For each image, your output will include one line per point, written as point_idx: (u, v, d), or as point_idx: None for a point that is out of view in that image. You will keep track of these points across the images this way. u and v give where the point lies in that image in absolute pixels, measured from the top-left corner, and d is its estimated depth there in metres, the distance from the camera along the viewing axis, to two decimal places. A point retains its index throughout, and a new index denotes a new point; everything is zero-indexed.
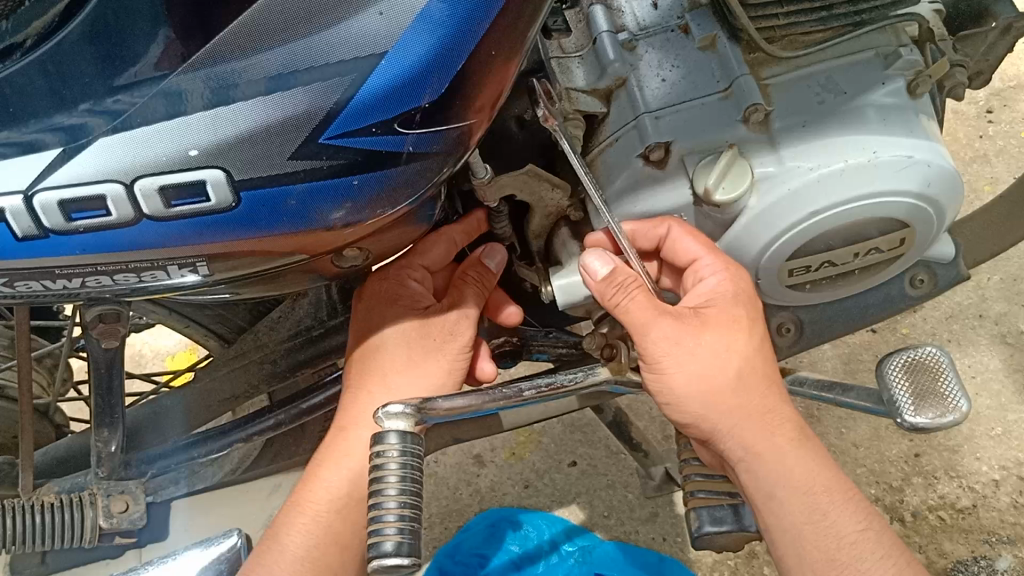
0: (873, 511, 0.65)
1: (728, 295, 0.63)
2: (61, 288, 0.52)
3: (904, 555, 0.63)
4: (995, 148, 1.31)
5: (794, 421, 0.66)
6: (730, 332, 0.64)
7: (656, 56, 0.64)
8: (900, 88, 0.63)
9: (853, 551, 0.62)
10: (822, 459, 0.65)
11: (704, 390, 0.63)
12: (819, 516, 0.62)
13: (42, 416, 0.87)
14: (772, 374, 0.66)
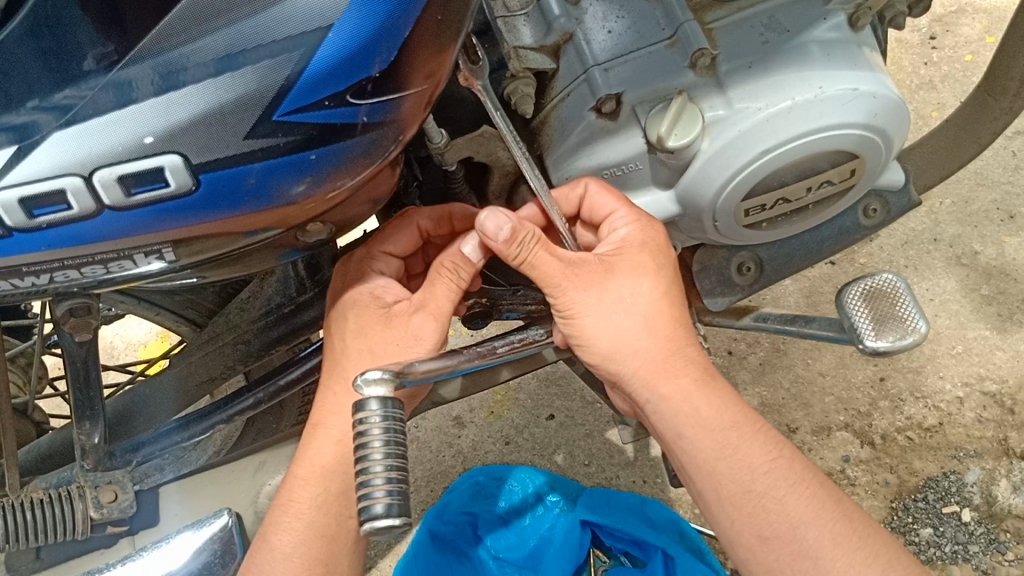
0: (780, 442, 0.67)
1: (637, 240, 0.66)
2: (29, 285, 0.52)
3: (817, 485, 0.66)
4: (941, 73, 1.33)
5: (703, 364, 0.67)
6: (635, 277, 0.66)
7: (601, 7, 0.63)
8: (841, 22, 0.64)
9: (764, 483, 0.64)
10: (730, 397, 0.67)
11: (610, 335, 0.65)
12: (731, 450, 0.65)
13: (22, 415, 0.86)
14: (683, 320, 0.67)
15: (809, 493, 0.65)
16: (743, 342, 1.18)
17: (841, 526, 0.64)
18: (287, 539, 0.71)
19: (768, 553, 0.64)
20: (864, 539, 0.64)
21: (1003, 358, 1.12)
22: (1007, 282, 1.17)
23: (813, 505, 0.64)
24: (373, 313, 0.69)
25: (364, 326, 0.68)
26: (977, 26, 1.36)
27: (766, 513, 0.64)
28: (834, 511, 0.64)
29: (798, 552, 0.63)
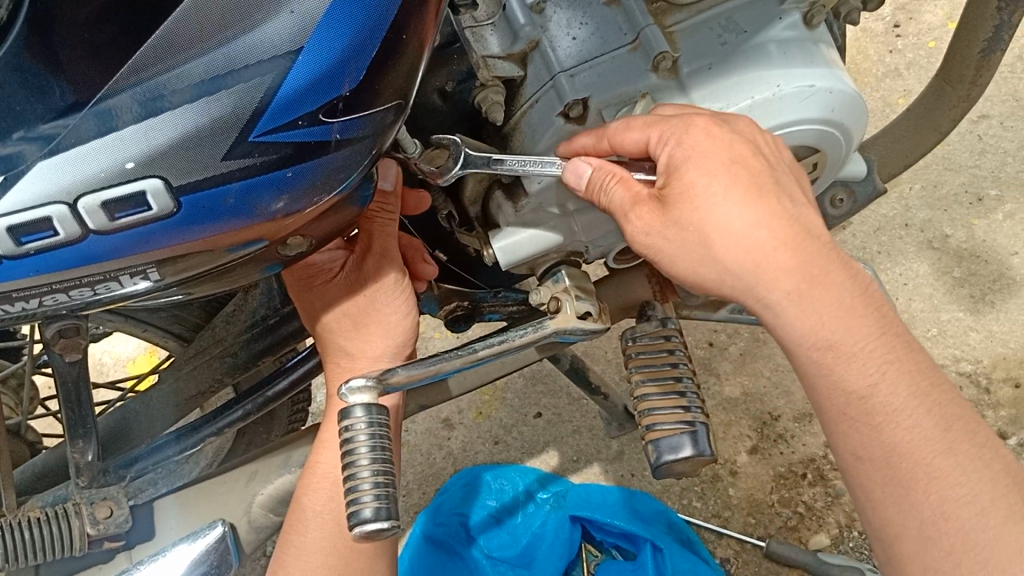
0: (890, 352, 0.60)
1: (690, 158, 0.61)
2: (19, 310, 0.54)
3: (927, 401, 0.59)
4: (906, 61, 1.37)
5: (801, 266, 0.60)
6: (700, 195, 0.61)
7: (565, 14, 0.65)
8: (797, 21, 0.67)
9: (861, 407, 0.59)
10: (839, 301, 0.60)
11: (689, 259, 0.61)
12: (827, 370, 0.60)
13: (14, 436, 0.87)
14: (775, 220, 0.60)
15: (914, 417, 0.59)
16: (723, 332, 1.27)
17: (945, 456, 0.58)
18: (321, 504, 0.74)
19: (859, 472, 0.61)
20: (970, 469, 0.58)
21: (977, 339, 1.17)
22: (977, 264, 1.22)
23: (916, 430, 0.59)
24: (330, 285, 0.72)
25: (330, 300, 0.72)
26: (940, 13, 1.40)
27: (860, 437, 0.60)
28: (938, 435, 0.59)
29: (890, 480, 0.59)
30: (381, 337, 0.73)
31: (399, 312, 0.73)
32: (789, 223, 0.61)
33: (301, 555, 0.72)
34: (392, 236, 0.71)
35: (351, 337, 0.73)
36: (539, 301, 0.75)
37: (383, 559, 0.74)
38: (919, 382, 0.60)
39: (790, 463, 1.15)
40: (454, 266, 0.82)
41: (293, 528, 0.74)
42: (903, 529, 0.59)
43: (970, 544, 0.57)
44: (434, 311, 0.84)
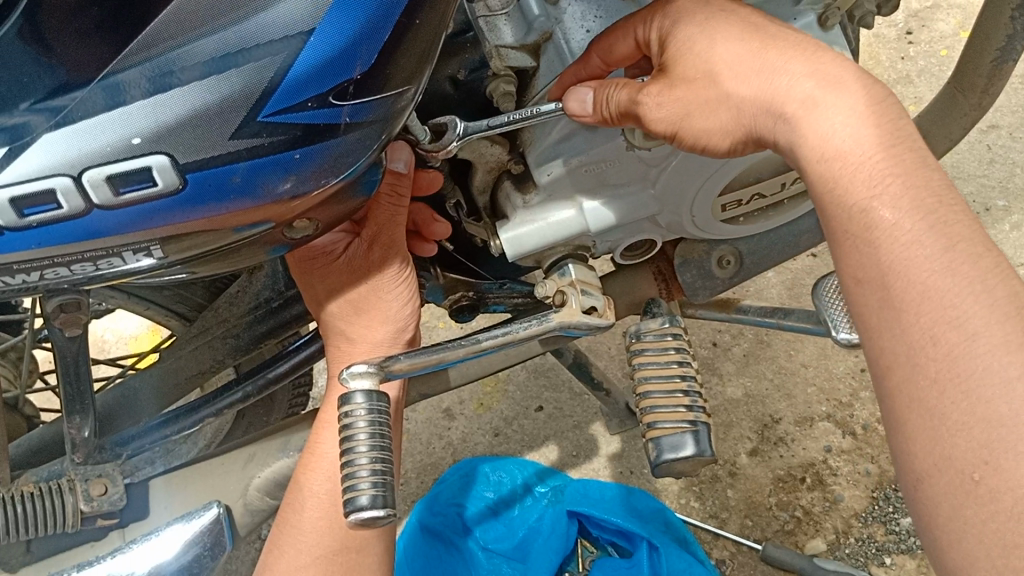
0: (904, 167, 0.52)
1: (683, 20, 0.60)
2: (20, 283, 0.54)
3: (934, 215, 0.50)
4: (917, 68, 1.37)
5: (807, 80, 0.55)
6: (711, 35, 0.58)
7: (579, 7, 0.66)
8: (811, 22, 0.66)
9: (859, 223, 0.52)
10: (852, 112, 0.53)
11: (700, 101, 0.58)
12: (831, 187, 0.53)
13: (12, 409, 0.87)
14: (781, 46, 0.56)
15: (931, 242, 0.50)
16: (727, 334, 1.26)
17: (943, 275, 0.49)
18: (318, 485, 0.73)
19: (859, 297, 0.52)
20: (1003, 328, 0.47)
21: None
22: None
23: (921, 249, 0.50)
24: (332, 269, 0.71)
25: (332, 284, 0.72)
26: (952, 22, 1.40)
27: (918, 306, 0.49)
28: (971, 273, 0.49)
29: (907, 333, 0.49)
30: (382, 325, 0.73)
31: (400, 299, 0.73)
32: (816, 53, 0.56)
33: (297, 534, 0.72)
34: (398, 224, 0.69)
35: (351, 321, 0.73)
36: (543, 295, 0.74)
37: (379, 548, 0.74)
38: (935, 198, 0.51)
39: (789, 466, 1.15)
40: (460, 256, 0.81)
41: (289, 507, 0.73)
42: (898, 357, 0.49)
43: (1007, 429, 0.45)
44: (438, 300, 0.84)
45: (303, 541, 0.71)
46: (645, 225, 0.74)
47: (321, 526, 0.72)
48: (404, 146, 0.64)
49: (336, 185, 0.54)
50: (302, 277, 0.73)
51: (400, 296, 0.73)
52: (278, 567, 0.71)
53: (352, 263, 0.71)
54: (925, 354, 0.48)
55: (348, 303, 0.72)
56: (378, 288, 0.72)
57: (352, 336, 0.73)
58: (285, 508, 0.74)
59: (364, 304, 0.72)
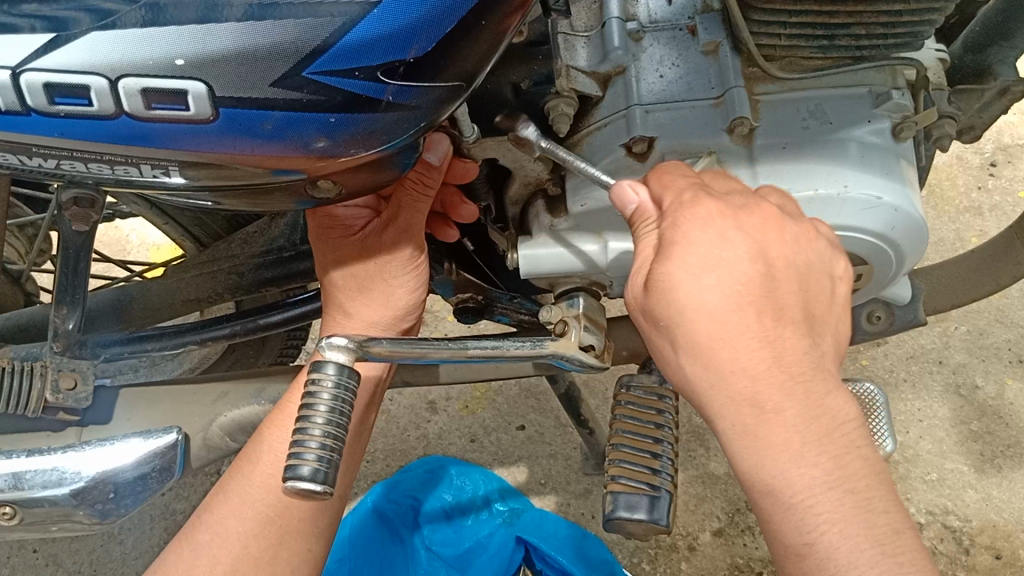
0: (843, 496, 0.51)
1: (672, 256, 0.54)
2: (38, 165, 0.54)
3: (874, 573, 0.50)
4: (991, 202, 1.38)
5: (762, 394, 0.52)
6: (683, 285, 0.53)
7: (660, 52, 0.66)
8: (884, 129, 0.64)
9: (796, 564, 0.51)
10: (804, 444, 0.51)
11: (665, 357, 0.55)
12: (770, 513, 0.52)
13: (14, 282, 0.89)
14: (751, 344, 0.52)
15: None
16: None
17: None
18: (279, 442, 0.72)
19: None
20: None
21: (974, 497, 1.19)
22: (997, 424, 1.24)
23: None
24: (346, 241, 0.72)
25: (341, 256, 0.72)
26: None
27: None
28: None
29: None
30: (381, 308, 0.73)
31: (406, 288, 0.73)
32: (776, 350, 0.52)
33: (247, 485, 0.72)
34: (419, 212, 0.69)
35: (352, 298, 0.73)
36: (547, 319, 0.72)
37: (318, 521, 0.73)
38: (878, 550, 0.50)
39: (749, 557, 1.13)
40: (477, 258, 0.82)
41: (247, 457, 0.73)
42: None
43: None
44: (446, 294, 0.84)
45: (247, 492, 0.71)
46: None
47: (267, 482, 0.71)
48: (442, 138, 0.63)
49: (366, 157, 0.54)
50: (314, 241, 0.73)
51: (404, 285, 0.73)
52: (219, 511, 0.71)
53: (365, 240, 0.72)
54: None
55: (353, 279, 0.73)
56: (384, 270, 0.72)
57: (346, 312, 0.73)
58: (238, 464, 0.74)
59: (368, 283, 0.73)
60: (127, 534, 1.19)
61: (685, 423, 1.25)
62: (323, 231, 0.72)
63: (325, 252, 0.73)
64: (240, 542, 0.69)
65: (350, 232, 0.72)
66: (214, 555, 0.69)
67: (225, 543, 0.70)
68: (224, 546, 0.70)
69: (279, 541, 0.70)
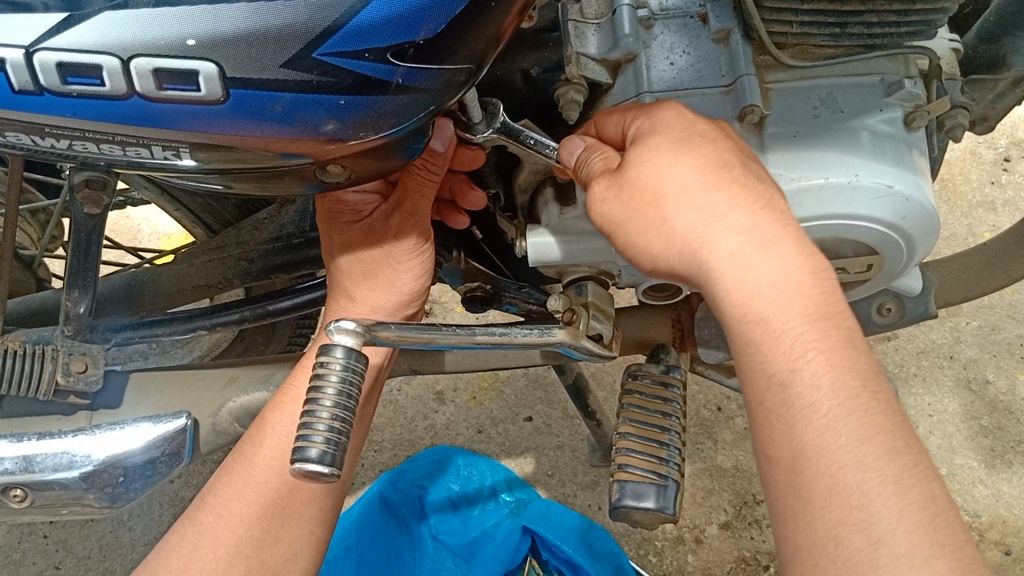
0: (820, 330, 0.51)
1: (652, 137, 0.58)
2: (50, 146, 0.54)
3: (857, 401, 0.49)
4: (1004, 197, 1.38)
5: (749, 230, 0.53)
6: (666, 158, 0.57)
7: (671, 39, 0.65)
8: (896, 117, 0.64)
9: (778, 396, 0.51)
10: (785, 279, 0.52)
11: (641, 233, 0.57)
12: (753, 350, 0.52)
13: (26, 267, 0.90)
14: (732, 196, 0.55)
15: (847, 433, 0.48)
16: (735, 402, 1.25)
17: (855, 469, 0.48)
18: (283, 426, 0.73)
19: (769, 476, 0.51)
20: (910, 537, 0.46)
21: (983, 493, 1.18)
22: (1008, 420, 1.24)
23: (835, 437, 0.48)
24: (353, 227, 0.72)
25: (349, 240, 0.72)
26: None
27: (825, 486, 0.48)
28: (883, 470, 0.47)
29: (807, 526, 0.48)
30: (384, 293, 0.73)
31: (410, 274, 0.73)
32: (760, 209, 0.55)
33: (249, 468, 0.72)
34: (425, 197, 0.70)
35: (356, 282, 0.73)
36: (554, 308, 0.72)
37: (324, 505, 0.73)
38: (859, 384, 0.50)
39: (756, 550, 1.13)
40: (486, 246, 0.82)
41: (249, 440, 0.73)
42: (801, 543, 0.49)
43: None
44: (455, 283, 0.85)
45: (253, 477, 0.71)
46: None
47: (273, 466, 0.72)
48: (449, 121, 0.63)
49: (374, 141, 0.54)
50: (323, 225, 0.73)
51: (410, 271, 0.73)
52: (223, 494, 0.72)
53: (372, 225, 0.71)
54: (825, 553, 0.47)
55: (358, 263, 0.73)
56: (389, 255, 0.72)
57: (350, 296, 0.73)
58: (240, 447, 0.74)
59: (373, 267, 0.73)
60: (136, 520, 1.20)
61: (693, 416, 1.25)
62: (331, 214, 0.72)
63: (332, 236, 0.73)
64: (245, 524, 0.70)
65: (358, 217, 0.72)
66: (215, 536, 0.70)
67: (228, 524, 0.70)
68: (226, 527, 0.70)
69: (281, 523, 0.71)
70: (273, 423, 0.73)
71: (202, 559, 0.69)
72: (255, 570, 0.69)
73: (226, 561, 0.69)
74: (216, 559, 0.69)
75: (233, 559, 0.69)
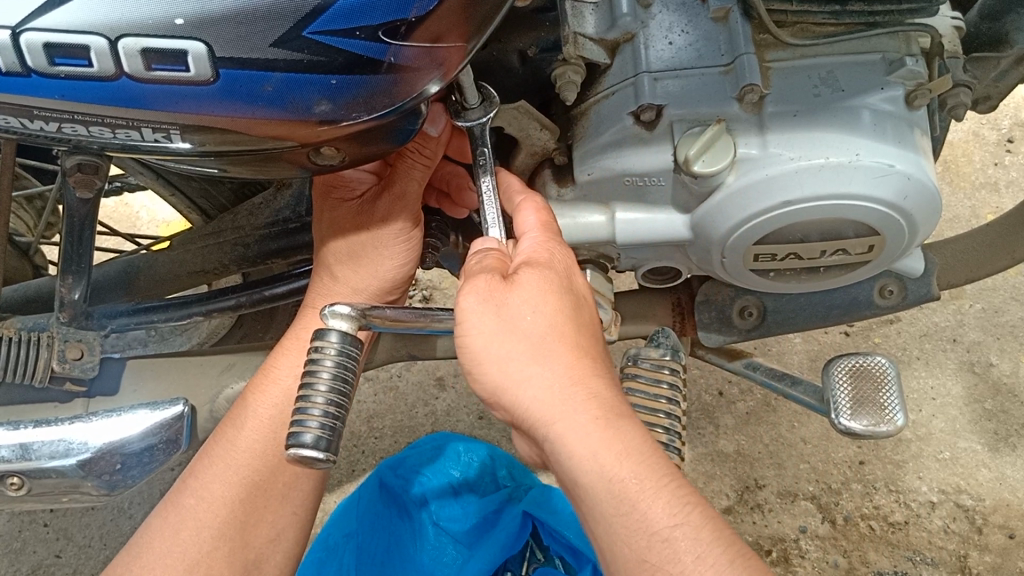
0: (688, 496, 0.54)
1: (535, 270, 0.58)
2: (39, 129, 0.53)
3: (741, 556, 0.52)
4: (1008, 178, 1.37)
5: (612, 397, 0.55)
6: (542, 296, 0.56)
7: (669, 18, 0.64)
8: (897, 96, 0.63)
9: (665, 552, 0.51)
10: (648, 442, 0.55)
11: (502, 368, 0.55)
12: (627, 508, 0.52)
13: (22, 254, 0.89)
14: (592, 364, 0.56)
15: None
16: (737, 387, 1.26)
17: None
18: (262, 408, 0.72)
19: None
20: None
21: (987, 476, 1.18)
22: (1012, 403, 1.23)
23: None
24: (343, 204, 0.71)
25: (337, 218, 0.71)
26: None
27: None
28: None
29: None
30: (368, 276, 0.73)
31: (395, 258, 0.73)
32: (610, 370, 0.57)
33: (231, 449, 0.72)
34: (415, 181, 0.69)
35: (341, 263, 0.73)
36: None
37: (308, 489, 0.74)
38: (728, 547, 0.53)
39: (758, 535, 1.15)
40: (481, 231, 0.80)
41: (228, 422, 0.73)
42: None
43: None
44: (454, 268, 0.85)
45: (242, 461, 0.71)
46: (675, 252, 0.72)
47: (264, 451, 0.72)
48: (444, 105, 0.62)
49: (366, 123, 0.53)
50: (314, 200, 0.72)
51: (395, 255, 0.73)
52: (203, 475, 0.71)
53: (362, 205, 0.71)
54: None
55: (344, 244, 0.72)
56: (376, 239, 0.72)
57: (333, 277, 0.73)
58: (222, 426, 0.74)
59: (358, 249, 0.72)
60: (137, 508, 1.20)
61: (694, 400, 1.25)
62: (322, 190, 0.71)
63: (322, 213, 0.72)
64: (227, 506, 0.70)
65: (349, 195, 0.71)
66: (196, 518, 0.69)
67: (210, 506, 0.70)
68: (208, 509, 0.70)
69: (263, 504, 0.71)
70: (256, 405, 0.73)
71: (185, 542, 0.68)
72: (238, 551, 0.69)
73: (210, 543, 0.69)
74: (199, 542, 0.68)
75: (216, 541, 0.69)
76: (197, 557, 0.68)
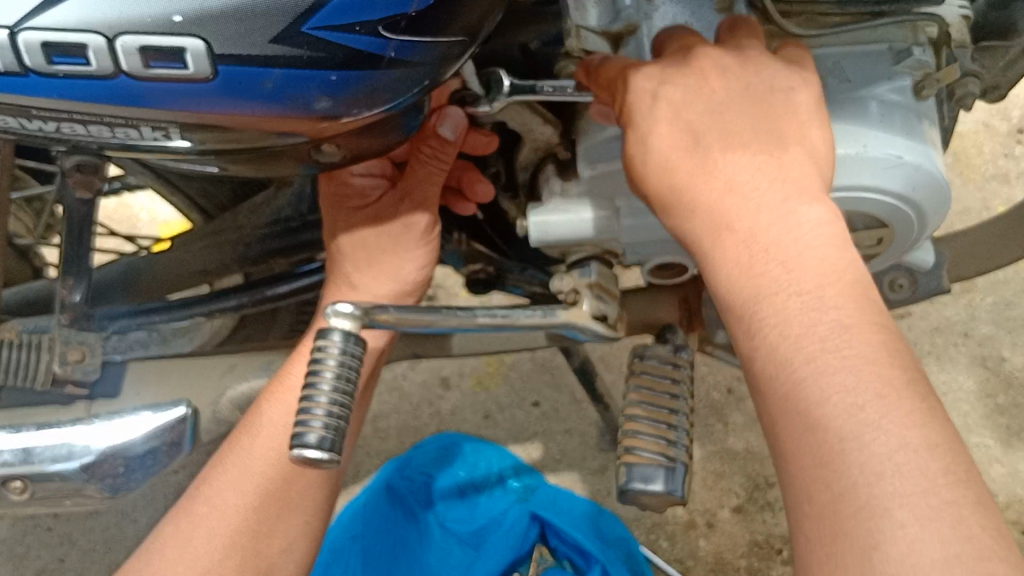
0: (854, 328, 0.46)
1: (645, 90, 0.54)
2: (37, 129, 0.53)
3: (870, 363, 0.45)
4: (1018, 169, 1.36)
5: (735, 200, 0.51)
6: (658, 112, 0.54)
7: (672, 9, 0.62)
8: (906, 86, 0.62)
9: (777, 368, 0.46)
10: (781, 241, 0.49)
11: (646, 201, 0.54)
12: (750, 322, 0.49)
13: (23, 256, 0.89)
14: (725, 159, 0.52)
15: (859, 395, 0.44)
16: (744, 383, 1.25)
17: (860, 429, 0.43)
18: (278, 414, 0.71)
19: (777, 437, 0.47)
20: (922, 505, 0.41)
21: (1000, 472, 1.17)
22: (1023, 396, 1.22)
23: (841, 401, 0.44)
24: (359, 212, 0.71)
25: (354, 226, 0.71)
26: None
27: (832, 461, 0.43)
28: (902, 434, 0.42)
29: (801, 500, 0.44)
30: (388, 281, 0.72)
31: (415, 262, 0.72)
32: (750, 163, 0.52)
33: (246, 457, 0.71)
34: (433, 185, 0.68)
35: (359, 269, 0.71)
36: (558, 289, 0.70)
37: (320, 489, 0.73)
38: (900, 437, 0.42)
39: (768, 534, 1.14)
40: (488, 228, 0.80)
41: (245, 430, 0.72)
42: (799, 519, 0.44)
43: None
44: (456, 265, 0.83)
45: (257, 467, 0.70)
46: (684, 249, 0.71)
47: (276, 456, 0.71)
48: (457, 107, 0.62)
49: (369, 119, 0.53)
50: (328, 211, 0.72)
51: (415, 258, 0.72)
52: (218, 483, 0.71)
53: (378, 211, 0.71)
54: (822, 546, 0.42)
55: (363, 250, 0.72)
56: (396, 243, 0.71)
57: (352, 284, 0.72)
58: (238, 433, 0.73)
59: (377, 255, 0.72)
60: (142, 511, 1.19)
61: (702, 397, 1.24)
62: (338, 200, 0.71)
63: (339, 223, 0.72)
64: (240, 515, 0.69)
65: (364, 203, 0.71)
66: (209, 526, 0.69)
67: (221, 515, 0.69)
68: (224, 517, 0.69)
69: (278, 514, 0.71)
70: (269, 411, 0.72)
71: (198, 549, 0.67)
72: (251, 560, 0.68)
73: (222, 552, 0.68)
74: (210, 549, 0.68)
75: (227, 550, 0.68)
76: (209, 566, 0.67)
